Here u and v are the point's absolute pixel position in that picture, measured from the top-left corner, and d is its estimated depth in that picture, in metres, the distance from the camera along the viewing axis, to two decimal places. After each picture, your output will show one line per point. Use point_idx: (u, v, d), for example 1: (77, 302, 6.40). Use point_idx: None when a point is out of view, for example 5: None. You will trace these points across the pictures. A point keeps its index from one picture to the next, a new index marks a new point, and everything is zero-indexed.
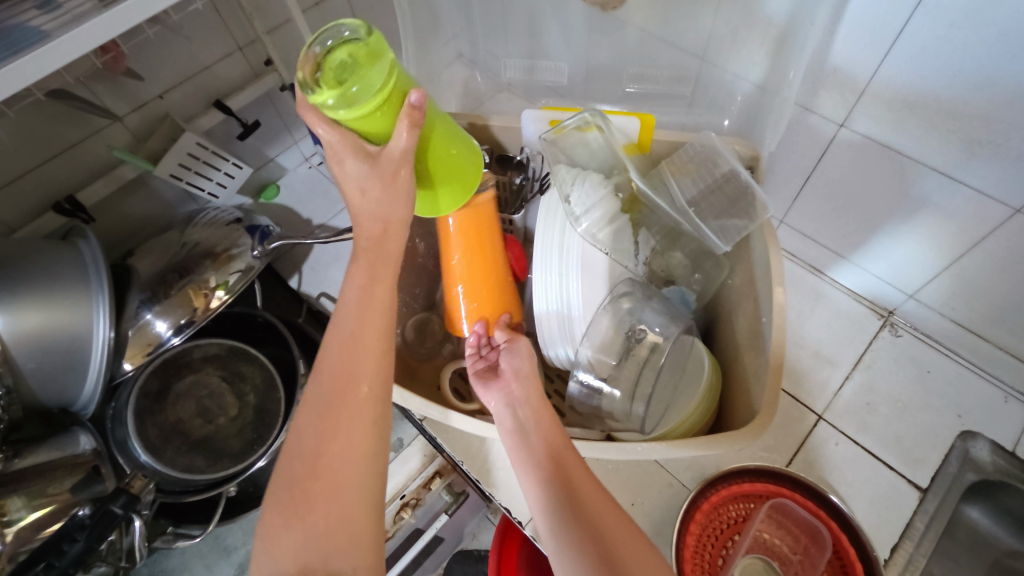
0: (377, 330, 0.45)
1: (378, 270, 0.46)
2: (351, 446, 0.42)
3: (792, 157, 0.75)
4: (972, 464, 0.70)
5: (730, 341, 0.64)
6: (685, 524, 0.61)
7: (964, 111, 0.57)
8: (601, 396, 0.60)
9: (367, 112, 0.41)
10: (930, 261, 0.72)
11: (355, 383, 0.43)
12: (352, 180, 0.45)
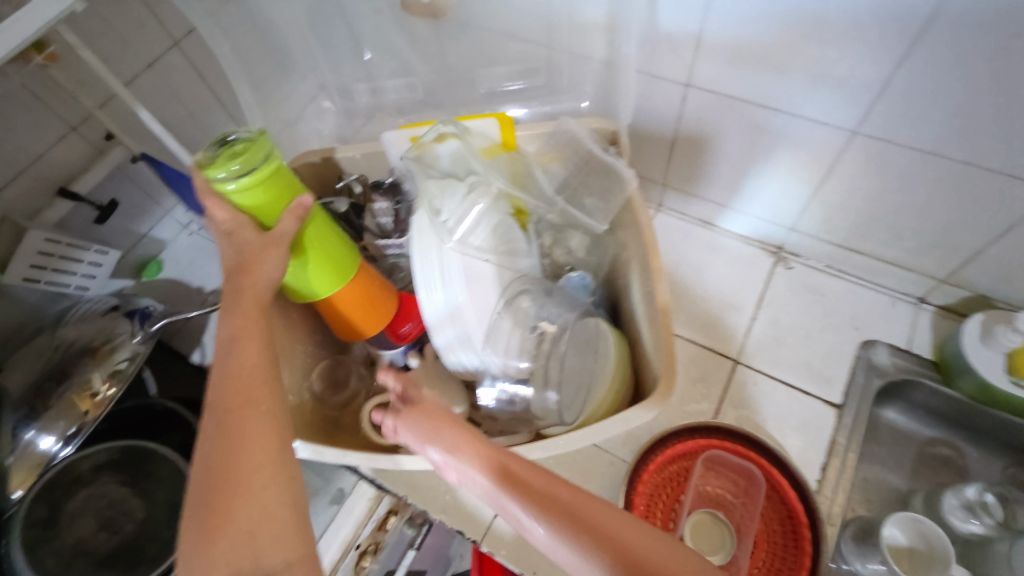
0: (257, 348, 0.45)
1: (248, 309, 0.47)
2: (263, 447, 0.40)
3: (655, 122, 0.77)
4: (877, 370, 0.74)
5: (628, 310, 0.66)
6: (629, 497, 0.63)
7: (790, 49, 0.60)
8: (519, 399, 0.60)
9: (255, 191, 0.49)
10: (800, 193, 0.76)
11: (255, 393, 0.42)
12: (234, 246, 0.50)
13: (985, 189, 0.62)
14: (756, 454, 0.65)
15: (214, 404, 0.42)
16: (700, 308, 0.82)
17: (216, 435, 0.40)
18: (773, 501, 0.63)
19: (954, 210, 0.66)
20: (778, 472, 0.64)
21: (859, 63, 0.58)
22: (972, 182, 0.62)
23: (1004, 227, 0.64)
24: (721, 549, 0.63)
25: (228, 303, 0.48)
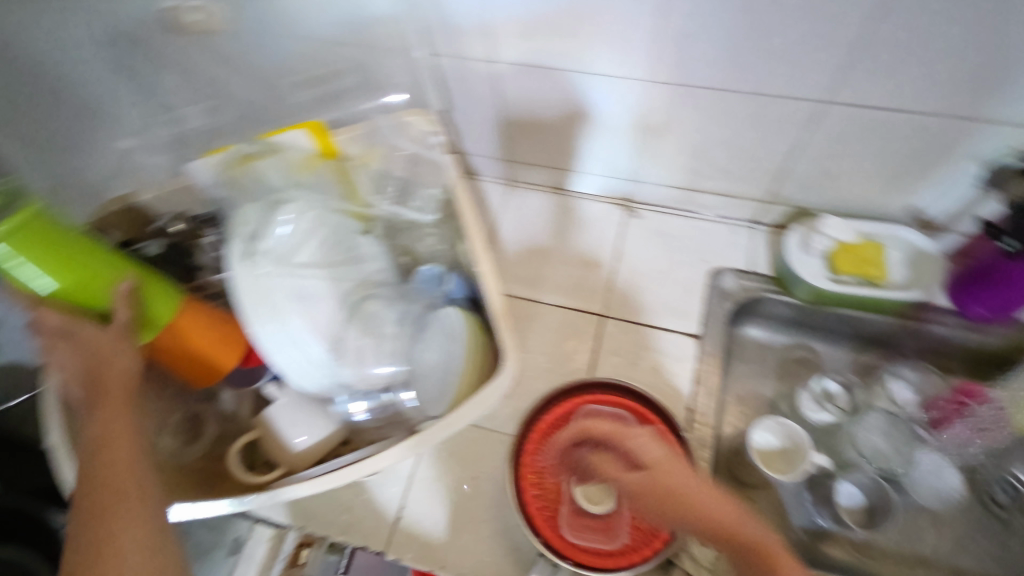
0: (126, 428, 0.48)
1: (110, 393, 0.50)
2: (136, 512, 0.43)
3: (479, 100, 0.77)
4: (728, 295, 0.79)
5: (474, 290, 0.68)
6: (519, 477, 0.65)
7: (573, 14, 0.60)
8: (392, 403, 0.61)
9: (61, 281, 0.50)
10: (628, 145, 0.78)
11: (125, 469, 0.45)
12: (57, 343, 0.51)
13: (773, 114, 0.66)
14: (627, 401, 0.68)
15: (86, 486, 0.44)
16: (564, 273, 0.84)
17: (85, 514, 0.43)
18: None
19: (757, 138, 0.71)
20: (651, 412, 0.67)
21: (634, 19, 0.59)
22: (764, 111, 0.66)
23: (800, 144, 0.70)
24: (612, 497, 0.66)
25: (88, 400, 0.49)
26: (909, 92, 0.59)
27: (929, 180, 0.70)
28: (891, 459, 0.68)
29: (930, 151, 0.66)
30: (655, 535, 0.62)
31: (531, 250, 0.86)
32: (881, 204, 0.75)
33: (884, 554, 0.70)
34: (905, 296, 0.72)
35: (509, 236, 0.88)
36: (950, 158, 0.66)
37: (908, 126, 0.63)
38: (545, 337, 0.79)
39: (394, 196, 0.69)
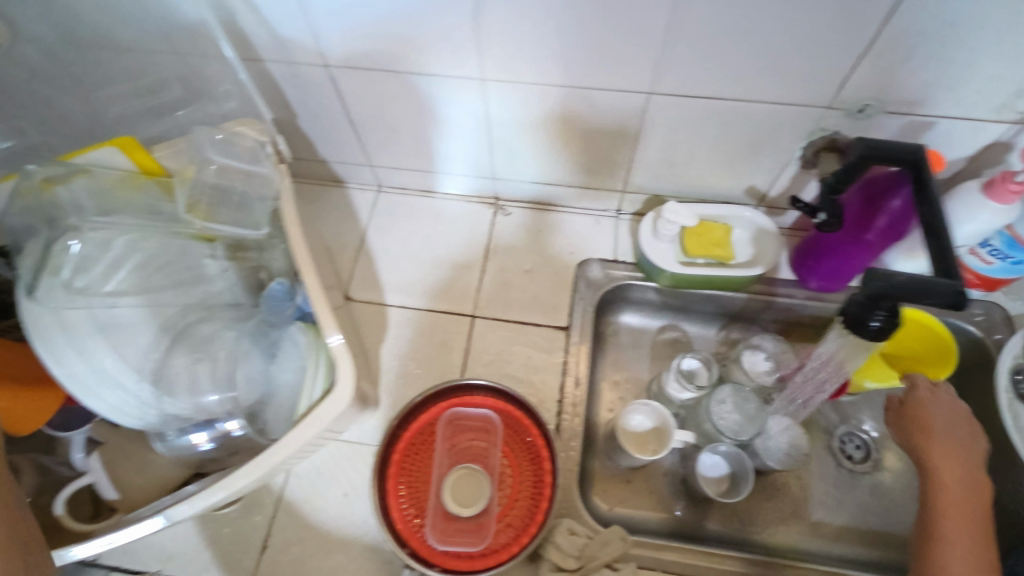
0: None
1: None
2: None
3: (325, 104, 0.74)
4: (594, 286, 0.81)
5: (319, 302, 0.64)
6: (382, 490, 0.64)
7: (389, 14, 0.59)
8: (235, 432, 0.61)
9: None
10: (482, 144, 0.78)
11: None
12: None
13: (607, 108, 0.67)
14: (490, 400, 0.68)
15: None
16: (434, 276, 0.83)
17: None
18: (513, 433, 0.68)
19: (599, 132, 0.72)
20: (512, 406, 0.68)
21: (448, 18, 0.58)
22: (597, 105, 0.67)
23: (639, 137, 0.71)
24: (483, 498, 0.64)
25: None
26: (722, 84, 0.61)
27: (762, 164, 0.72)
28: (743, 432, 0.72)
29: (756, 138, 0.68)
30: (526, 527, 0.63)
31: (401, 255, 0.84)
32: (727, 187, 0.78)
33: (746, 517, 0.75)
34: (750, 275, 0.75)
35: (377, 242, 0.86)
36: (775, 143, 0.68)
37: (731, 116, 0.65)
38: (416, 343, 0.77)
39: (230, 214, 0.62)
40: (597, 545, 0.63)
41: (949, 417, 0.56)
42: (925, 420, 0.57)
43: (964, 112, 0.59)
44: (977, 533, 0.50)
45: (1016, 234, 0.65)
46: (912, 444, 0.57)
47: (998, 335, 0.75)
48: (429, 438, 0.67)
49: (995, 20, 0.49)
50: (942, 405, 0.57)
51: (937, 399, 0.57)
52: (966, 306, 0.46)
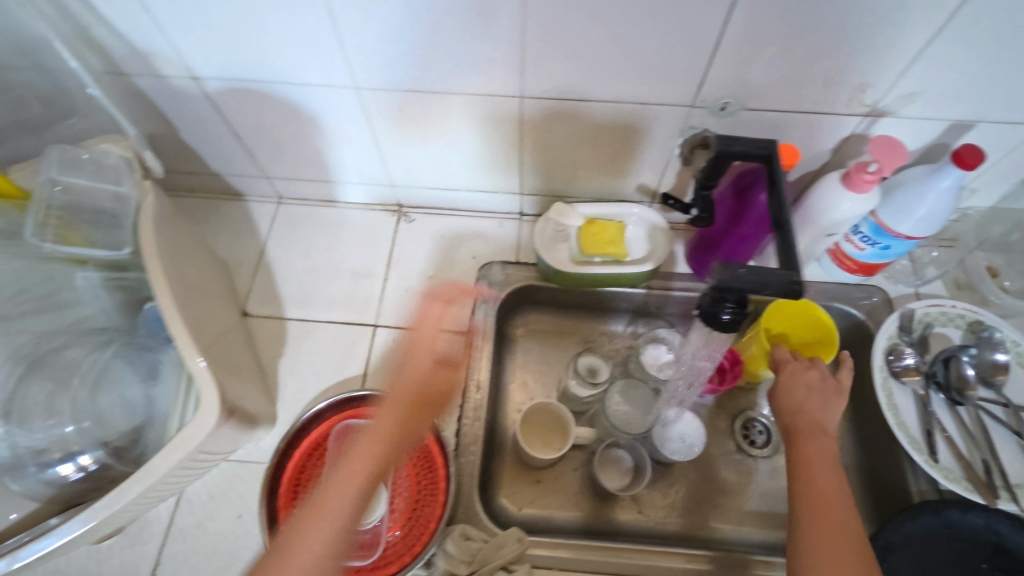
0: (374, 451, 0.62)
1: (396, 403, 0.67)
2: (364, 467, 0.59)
3: (205, 117, 0.73)
4: (497, 288, 0.81)
5: (198, 322, 0.63)
6: (271, 509, 0.64)
7: (248, 24, 0.58)
8: (98, 465, 0.62)
9: None
10: (375, 152, 0.77)
11: (381, 454, 0.60)
12: None
13: (485, 113, 0.68)
14: None
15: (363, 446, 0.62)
16: (335, 287, 0.82)
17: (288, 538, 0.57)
18: (407, 442, 0.69)
19: (484, 137, 0.72)
20: (407, 412, 0.69)
21: (308, 25, 0.57)
22: (476, 110, 0.67)
23: (523, 139, 0.71)
24: (379, 510, 0.65)
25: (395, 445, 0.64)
26: (589, 86, 0.62)
27: (647, 163, 0.74)
28: (636, 424, 0.75)
29: (634, 137, 0.69)
30: (425, 531, 0.65)
31: (300, 267, 0.83)
32: (619, 186, 0.79)
33: (652, 508, 0.76)
34: (642, 271, 0.76)
35: (276, 253, 0.84)
36: (653, 141, 0.70)
37: (606, 116, 0.66)
38: (315, 356, 0.76)
39: (102, 233, 0.62)
40: (491, 548, 0.63)
41: (811, 391, 0.60)
42: (793, 401, 0.59)
43: (818, 106, 0.62)
44: (835, 497, 0.53)
45: (880, 220, 0.69)
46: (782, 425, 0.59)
47: (880, 317, 0.78)
48: (323, 453, 0.68)
49: (825, 20, 0.52)
50: (807, 386, 0.60)
51: (798, 375, 0.61)
52: (802, 293, 0.48)
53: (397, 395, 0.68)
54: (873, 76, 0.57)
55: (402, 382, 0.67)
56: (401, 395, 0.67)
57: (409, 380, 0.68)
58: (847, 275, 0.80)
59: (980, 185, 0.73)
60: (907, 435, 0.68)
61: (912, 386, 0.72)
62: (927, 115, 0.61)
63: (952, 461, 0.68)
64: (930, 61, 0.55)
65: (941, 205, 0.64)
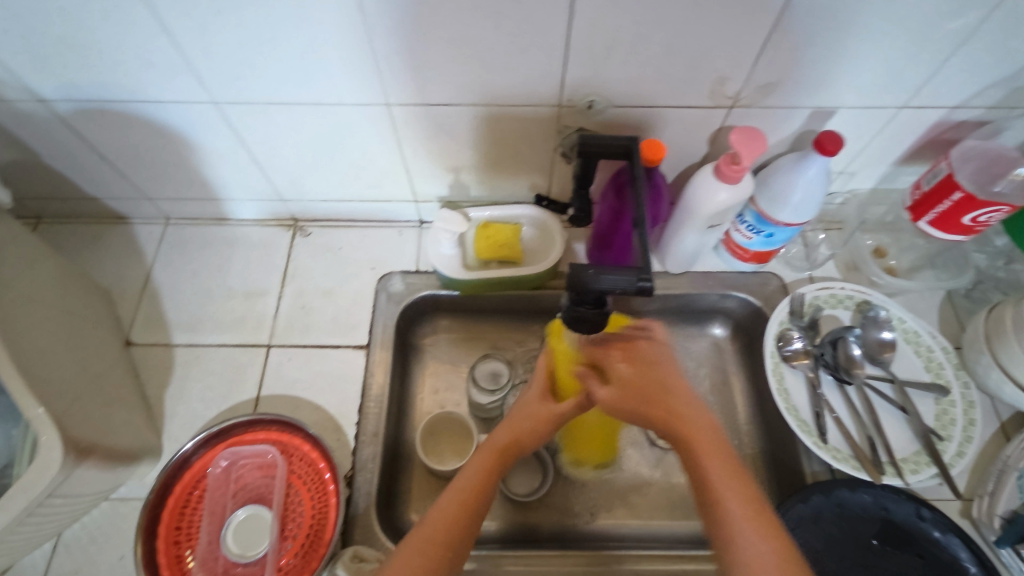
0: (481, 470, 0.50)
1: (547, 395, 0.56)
2: (448, 523, 0.46)
3: (64, 141, 0.69)
4: (396, 299, 0.79)
5: (67, 359, 0.62)
6: (153, 550, 0.62)
7: (78, 42, 0.55)
8: None
9: None
10: (254, 168, 0.74)
11: (461, 521, 0.47)
12: None
13: (355, 123, 0.66)
14: (270, 434, 0.68)
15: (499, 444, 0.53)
16: (227, 309, 0.79)
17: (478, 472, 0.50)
18: (297, 465, 0.68)
19: (362, 146, 0.70)
20: (292, 435, 0.68)
21: (142, 41, 0.54)
22: (346, 120, 0.65)
23: (402, 147, 0.70)
24: (264, 539, 0.64)
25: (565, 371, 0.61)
26: (453, 91, 0.61)
27: (532, 164, 0.73)
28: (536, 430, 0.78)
29: (513, 140, 0.69)
30: (312, 556, 0.62)
31: (190, 290, 0.80)
32: (513, 189, 0.78)
33: (563, 509, 0.75)
34: (538, 273, 0.75)
35: (164, 279, 0.81)
36: (533, 144, 0.69)
37: (478, 120, 0.65)
38: (205, 382, 0.74)
39: None
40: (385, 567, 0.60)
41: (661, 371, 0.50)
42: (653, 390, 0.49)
43: (682, 101, 0.62)
44: (753, 511, 0.41)
45: (760, 209, 0.69)
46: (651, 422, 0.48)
47: (776, 302, 0.79)
48: (210, 486, 0.66)
49: (667, 17, 0.52)
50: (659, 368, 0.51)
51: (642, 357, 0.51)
52: (650, 293, 0.50)
53: (498, 438, 0.53)
54: (726, 69, 0.57)
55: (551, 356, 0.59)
56: (513, 433, 0.53)
57: (524, 411, 0.55)
58: (742, 264, 0.80)
59: (857, 169, 0.74)
60: (797, 419, 0.69)
61: (802, 369, 0.73)
62: (786, 103, 0.62)
63: (841, 441, 0.70)
64: (775, 52, 0.56)
65: (813, 192, 0.65)
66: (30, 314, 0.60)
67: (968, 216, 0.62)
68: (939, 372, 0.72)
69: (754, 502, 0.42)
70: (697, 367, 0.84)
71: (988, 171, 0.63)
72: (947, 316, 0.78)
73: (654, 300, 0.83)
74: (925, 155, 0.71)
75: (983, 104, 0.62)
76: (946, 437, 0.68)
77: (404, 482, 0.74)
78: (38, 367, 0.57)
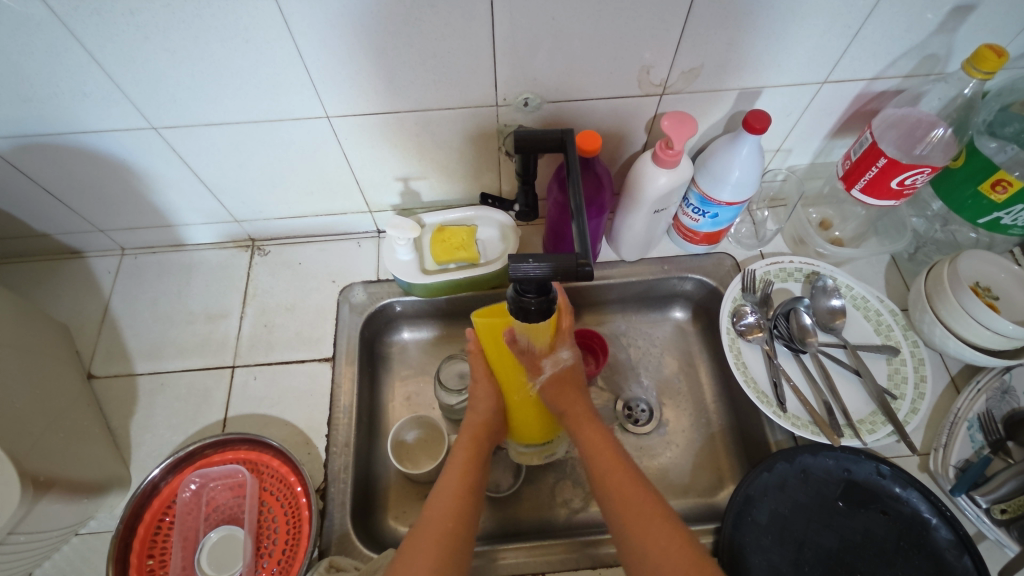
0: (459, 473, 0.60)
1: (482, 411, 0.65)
2: (453, 507, 0.56)
3: (8, 178, 0.69)
4: (358, 308, 0.80)
5: (26, 393, 0.61)
6: None
7: (10, 79, 0.55)
8: None
9: None
10: (205, 191, 0.75)
11: (463, 505, 0.57)
12: None
13: (298, 139, 0.67)
14: (239, 453, 0.69)
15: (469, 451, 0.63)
16: (189, 334, 0.79)
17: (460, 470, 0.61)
18: (268, 481, 0.68)
19: (309, 161, 0.71)
20: (261, 453, 0.68)
21: (74, 71, 0.55)
22: (288, 135, 0.66)
23: (347, 158, 0.71)
24: (240, 557, 0.64)
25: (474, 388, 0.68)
26: (389, 98, 0.62)
27: (479, 165, 0.75)
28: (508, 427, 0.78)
29: (457, 143, 0.70)
30: (289, 570, 0.62)
31: (150, 318, 0.80)
32: (465, 191, 0.80)
33: (545, 502, 0.74)
34: (496, 271, 0.76)
35: (123, 310, 0.81)
36: (476, 145, 0.71)
37: (420, 125, 0.67)
38: (170, 408, 0.73)
39: None
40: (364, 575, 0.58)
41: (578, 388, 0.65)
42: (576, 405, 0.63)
43: (614, 91, 0.64)
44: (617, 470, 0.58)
45: (703, 191, 0.71)
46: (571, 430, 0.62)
47: (730, 281, 0.82)
48: (179, 511, 0.65)
49: (583, 12, 0.54)
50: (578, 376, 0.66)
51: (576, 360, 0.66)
52: (592, 276, 0.51)
53: (466, 443, 0.63)
54: (651, 57, 0.60)
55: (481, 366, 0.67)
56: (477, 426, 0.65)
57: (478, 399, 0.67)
58: (694, 246, 0.82)
59: (792, 145, 0.77)
60: (757, 391, 0.71)
61: (758, 343, 0.75)
62: (713, 86, 0.65)
63: (800, 408, 0.71)
64: (695, 38, 0.58)
65: (750, 168, 0.66)
66: None
67: (895, 180, 0.65)
68: (889, 334, 0.74)
69: (636, 486, 0.56)
70: (662, 351, 0.86)
71: (910, 137, 0.66)
72: (892, 279, 0.80)
73: (613, 288, 0.84)
74: (853, 127, 0.74)
75: (898, 73, 0.65)
76: (900, 396, 0.70)
77: (380, 491, 0.74)
78: None
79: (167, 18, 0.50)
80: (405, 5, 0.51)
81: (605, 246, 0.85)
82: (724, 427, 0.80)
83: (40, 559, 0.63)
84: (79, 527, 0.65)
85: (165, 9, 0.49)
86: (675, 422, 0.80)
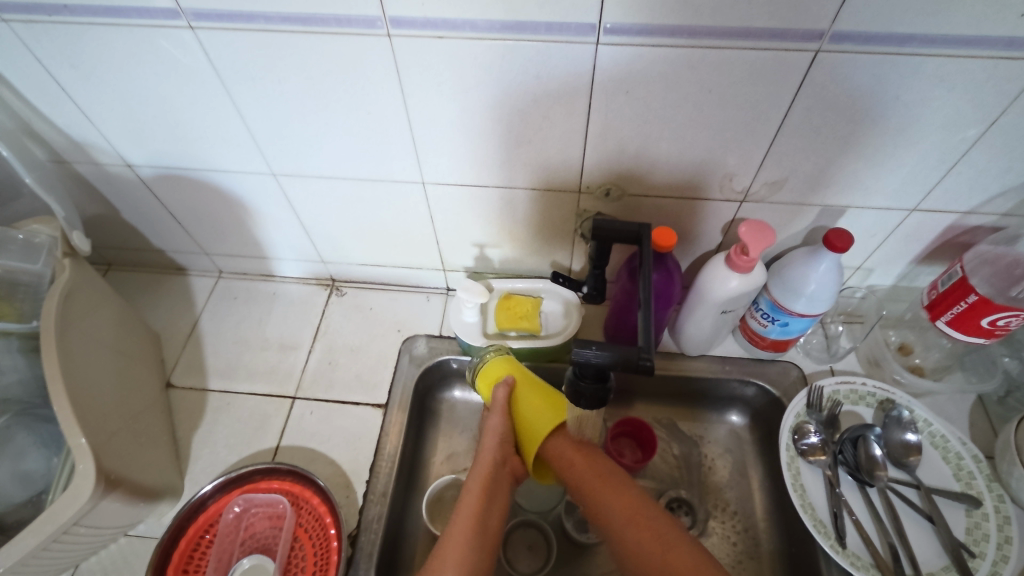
0: (472, 512, 0.57)
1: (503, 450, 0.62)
2: (465, 548, 0.54)
3: (142, 199, 0.79)
4: (417, 360, 0.82)
5: (113, 394, 0.67)
6: None
7: (169, 119, 0.65)
8: None
9: None
10: (301, 232, 0.82)
11: (473, 545, 0.54)
12: None
13: (391, 197, 0.73)
14: (283, 482, 0.71)
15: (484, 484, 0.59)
16: (261, 360, 0.84)
17: (472, 509, 0.57)
18: (305, 517, 0.69)
19: (398, 219, 0.77)
20: (304, 487, 0.71)
21: (221, 122, 0.64)
22: (385, 194, 0.72)
23: (433, 220, 0.76)
24: None
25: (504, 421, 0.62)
26: (483, 174, 0.67)
27: (553, 243, 0.78)
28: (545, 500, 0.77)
29: (536, 220, 0.74)
30: None
31: (231, 339, 0.86)
32: (536, 264, 0.83)
33: None
34: (554, 346, 0.77)
35: (207, 328, 0.88)
36: (555, 224, 0.74)
37: (507, 200, 0.71)
38: (230, 428, 0.78)
39: (29, 304, 0.65)
40: None
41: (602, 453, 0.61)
42: (603, 468, 0.60)
43: (695, 193, 0.66)
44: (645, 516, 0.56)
45: (775, 298, 0.70)
46: (598, 480, 0.59)
47: (794, 393, 0.78)
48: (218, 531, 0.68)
49: (674, 119, 0.57)
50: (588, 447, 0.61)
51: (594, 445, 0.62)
52: (652, 371, 0.51)
53: (481, 474, 0.60)
54: (735, 166, 0.62)
55: (499, 416, 0.62)
56: (488, 462, 0.61)
57: (483, 456, 0.61)
58: (760, 351, 0.80)
59: (874, 266, 0.76)
60: (814, 519, 0.67)
61: (819, 466, 0.71)
62: (796, 200, 0.66)
63: (861, 547, 0.66)
64: (783, 154, 0.60)
65: (827, 284, 0.65)
66: (89, 347, 0.66)
67: (985, 319, 0.62)
68: (970, 482, 0.67)
69: (661, 537, 0.54)
70: (713, 454, 0.82)
71: (1008, 275, 0.63)
72: (978, 420, 0.75)
73: (668, 381, 0.83)
74: (942, 255, 0.72)
75: (995, 210, 0.63)
76: (979, 554, 0.63)
77: (407, 549, 0.72)
78: (86, 397, 0.62)
79: (306, 87, 0.58)
80: (513, 96, 0.56)
81: (666, 337, 0.85)
82: (773, 550, 0.74)
83: (87, 555, 0.66)
84: (129, 529, 0.69)
85: (307, 81, 0.57)
86: (720, 535, 0.76)
